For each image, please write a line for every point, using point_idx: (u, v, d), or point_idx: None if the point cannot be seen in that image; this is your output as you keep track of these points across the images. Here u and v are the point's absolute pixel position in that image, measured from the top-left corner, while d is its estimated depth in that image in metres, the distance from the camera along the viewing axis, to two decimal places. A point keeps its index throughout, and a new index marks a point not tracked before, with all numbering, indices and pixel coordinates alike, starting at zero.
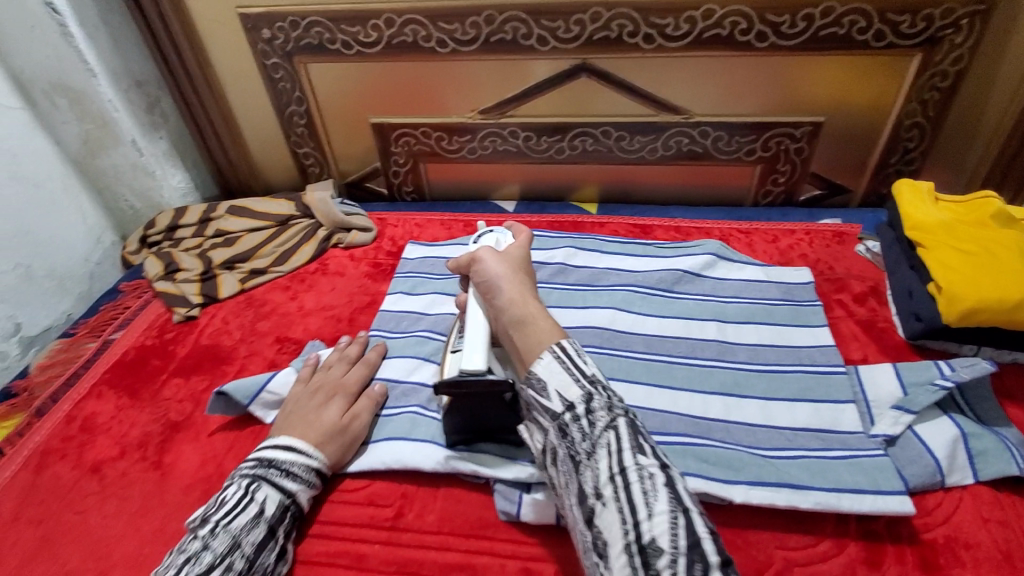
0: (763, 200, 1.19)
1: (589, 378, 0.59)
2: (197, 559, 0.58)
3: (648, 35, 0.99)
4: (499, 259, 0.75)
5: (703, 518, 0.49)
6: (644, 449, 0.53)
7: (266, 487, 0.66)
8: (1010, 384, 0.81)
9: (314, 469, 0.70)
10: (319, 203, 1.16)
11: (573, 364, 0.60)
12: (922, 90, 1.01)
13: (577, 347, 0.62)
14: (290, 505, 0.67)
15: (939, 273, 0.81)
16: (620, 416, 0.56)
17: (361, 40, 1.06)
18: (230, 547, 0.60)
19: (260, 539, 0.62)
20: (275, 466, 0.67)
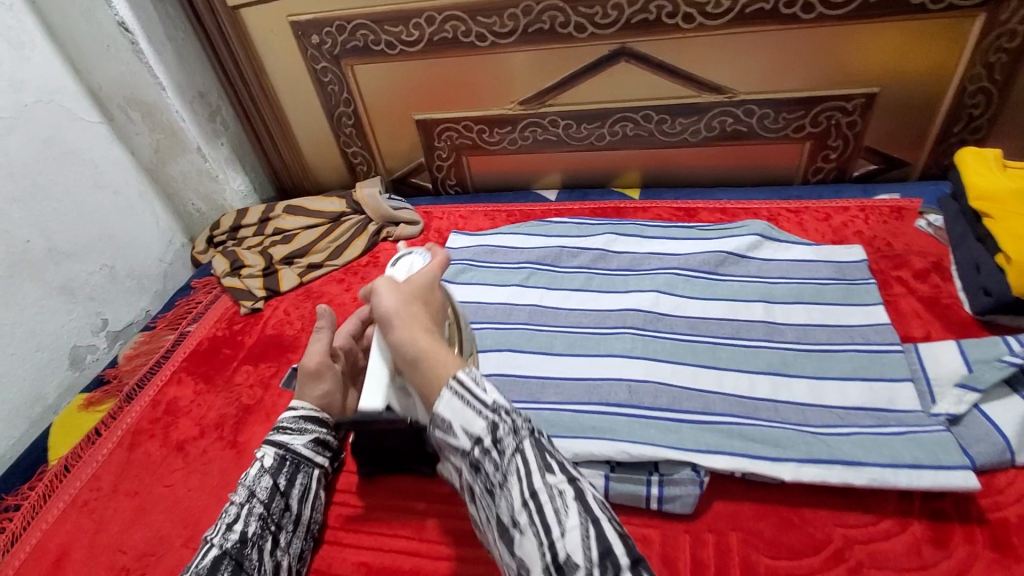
0: (813, 177, 1.15)
1: (492, 408, 0.50)
2: (224, 513, 0.65)
3: (688, 14, 0.98)
4: (395, 279, 0.63)
5: (609, 512, 0.49)
6: (552, 466, 0.50)
7: (265, 444, 0.71)
8: None
9: (302, 418, 0.74)
10: (368, 199, 1.21)
11: (471, 394, 0.51)
12: (988, 52, 0.95)
13: (476, 375, 0.52)
14: (291, 453, 0.71)
15: (1012, 242, 0.75)
16: (527, 437, 0.51)
17: (403, 39, 1.10)
18: (248, 496, 0.66)
19: (270, 485, 0.68)
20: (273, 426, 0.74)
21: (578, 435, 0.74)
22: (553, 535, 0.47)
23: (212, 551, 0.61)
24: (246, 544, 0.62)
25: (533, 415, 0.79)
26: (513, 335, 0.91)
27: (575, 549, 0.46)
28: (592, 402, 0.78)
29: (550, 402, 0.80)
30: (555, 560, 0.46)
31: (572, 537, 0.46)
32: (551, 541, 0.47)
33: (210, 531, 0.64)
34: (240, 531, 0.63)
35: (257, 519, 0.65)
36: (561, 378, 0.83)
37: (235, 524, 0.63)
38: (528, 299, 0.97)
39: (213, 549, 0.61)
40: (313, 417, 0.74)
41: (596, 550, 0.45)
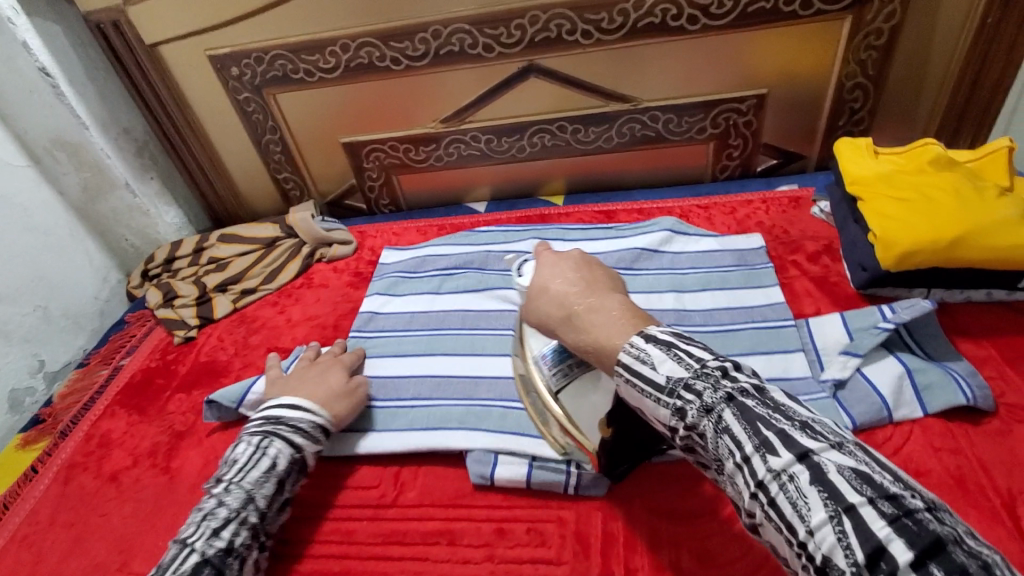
0: (721, 174, 1.23)
1: (668, 391, 0.49)
2: (212, 514, 0.65)
3: (586, 30, 1.05)
4: (542, 268, 0.68)
5: (875, 491, 0.39)
6: (771, 444, 0.43)
7: (278, 443, 0.72)
8: (963, 321, 0.83)
9: (320, 426, 0.76)
10: (301, 222, 1.23)
11: (640, 378, 0.51)
12: (858, 50, 1.04)
13: (635, 353, 0.52)
14: (300, 458, 0.73)
15: (881, 219, 0.82)
16: (724, 412, 0.46)
17: (321, 66, 1.14)
18: (244, 501, 0.67)
19: (271, 491, 0.69)
20: (283, 424, 0.74)
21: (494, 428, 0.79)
22: (800, 533, 0.40)
23: (194, 557, 0.61)
24: (231, 553, 0.64)
25: (463, 412, 0.82)
26: (444, 341, 0.95)
27: (832, 550, 0.38)
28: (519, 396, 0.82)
29: (482, 398, 0.84)
30: (812, 557, 0.40)
31: (823, 532, 0.39)
32: (801, 540, 0.40)
33: (194, 531, 0.64)
34: (228, 540, 0.64)
35: (246, 529, 0.66)
36: (485, 376, 0.87)
37: (226, 530, 0.64)
38: (460, 305, 1.02)
39: (196, 554, 0.61)
40: (325, 428, 0.77)
41: (860, 550, 0.37)
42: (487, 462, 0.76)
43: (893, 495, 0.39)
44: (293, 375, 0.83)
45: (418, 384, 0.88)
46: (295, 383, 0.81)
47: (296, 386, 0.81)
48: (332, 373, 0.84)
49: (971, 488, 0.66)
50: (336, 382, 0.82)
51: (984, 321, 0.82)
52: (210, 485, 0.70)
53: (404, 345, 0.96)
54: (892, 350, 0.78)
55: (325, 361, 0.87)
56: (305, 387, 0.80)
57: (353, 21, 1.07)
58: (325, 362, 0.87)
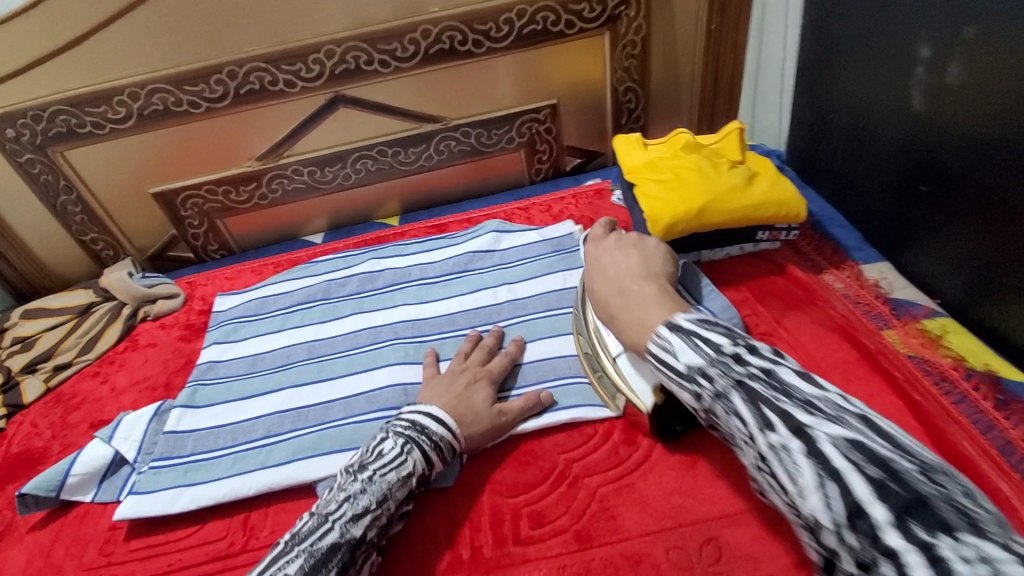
0: (537, 178, 1.36)
1: (685, 375, 0.56)
2: (355, 499, 0.66)
3: (382, 60, 1.11)
4: (598, 260, 0.78)
5: (865, 457, 0.43)
6: (770, 420, 0.48)
7: (415, 454, 0.71)
8: (726, 273, 1.01)
9: (453, 447, 0.74)
10: (117, 284, 1.14)
11: (665, 362, 0.58)
12: (621, 60, 1.22)
13: (660, 344, 0.59)
14: (428, 475, 0.73)
15: (648, 202, 0.97)
16: (733, 390, 0.52)
17: (111, 118, 1.09)
18: (381, 499, 0.67)
19: (403, 497, 0.69)
20: (426, 434, 0.73)
21: (350, 446, 0.82)
22: (794, 494, 0.46)
23: (332, 534, 0.62)
24: (360, 545, 0.64)
25: (316, 437, 0.84)
26: (290, 374, 0.95)
27: (819, 511, 0.44)
28: (370, 410, 0.87)
29: (336, 419, 0.87)
30: (805, 518, 0.46)
31: (813, 498, 0.44)
32: (795, 501, 0.46)
33: (335, 509, 0.65)
34: (362, 530, 0.64)
35: (374, 526, 0.66)
36: (335, 399, 0.90)
37: (362, 520, 0.65)
38: (306, 337, 1.02)
39: (335, 534, 0.62)
40: (450, 449, 0.74)
41: (844, 511, 0.43)
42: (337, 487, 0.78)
43: (884, 461, 0.42)
44: (441, 378, 0.81)
45: (267, 422, 0.88)
46: (435, 390, 0.79)
47: (438, 392, 0.79)
48: (475, 386, 0.81)
49: None
50: (482, 404, 0.78)
51: (741, 270, 1.00)
52: (352, 468, 0.70)
53: (250, 385, 0.95)
54: None
55: (473, 370, 0.83)
56: (449, 397, 0.78)
57: (140, 68, 1.05)
58: (475, 371, 0.83)
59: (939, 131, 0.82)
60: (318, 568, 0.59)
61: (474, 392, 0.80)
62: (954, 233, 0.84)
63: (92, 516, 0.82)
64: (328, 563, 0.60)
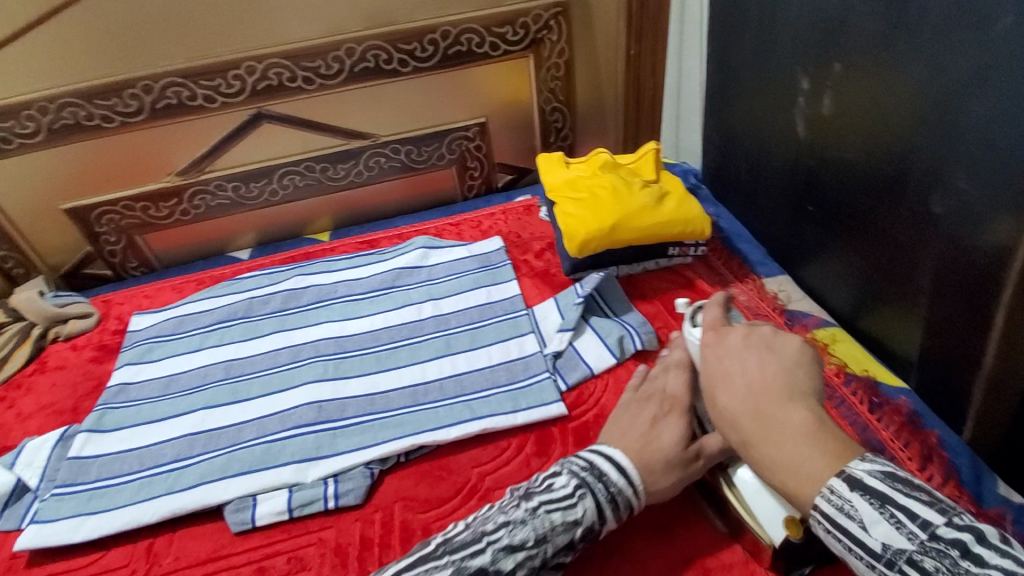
0: (470, 194, 1.38)
1: (886, 559, 0.47)
2: (512, 526, 0.62)
3: (306, 77, 1.11)
4: (724, 356, 0.64)
5: None
6: None
7: (582, 498, 0.65)
8: (641, 287, 1.05)
9: (629, 505, 0.67)
10: (26, 303, 1.09)
11: (844, 532, 0.49)
12: (546, 81, 1.26)
13: (835, 508, 0.50)
14: (595, 529, 0.66)
15: (565, 219, 1.01)
16: None
17: (16, 132, 1.04)
18: (539, 537, 0.62)
19: (564, 544, 0.63)
20: (603, 480, 0.67)
21: (263, 466, 0.81)
22: None
23: (483, 556, 0.60)
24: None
25: (225, 459, 0.83)
26: (204, 395, 0.93)
27: None
28: (281, 430, 0.86)
29: (248, 440, 0.85)
30: None
31: None
32: None
33: (495, 531, 0.62)
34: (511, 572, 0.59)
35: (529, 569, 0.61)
36: (249, 420, 0.88)
37: (516, 554, 0.60)
38: (224, 356, 1.01)
39: (484, 556, 0.59)
40: (626, 502, 0.67)
41: None
42: (246, 508, 0.77)
43: None
44: (625, 411, 0.76)
45: (176, 445, 0.86)
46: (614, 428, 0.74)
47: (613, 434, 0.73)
48: (658, 421, 0.73)
49: None
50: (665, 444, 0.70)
51: (655, 284, 1.05)
52: (519, 496, 0.67)
53: (162, 407, 0.92)
54: (589, 319, 0.98)
55: (658, 398, 0.76)
56: (632, 437, 0.71)
57: (47, 82, 1.02)
58: (660, 398, 0.76)
59: (821, 156, 0.89)
60: None
61: (659, 428, 0.72)
62: (841, 249, 0.91)
63: None
64: None
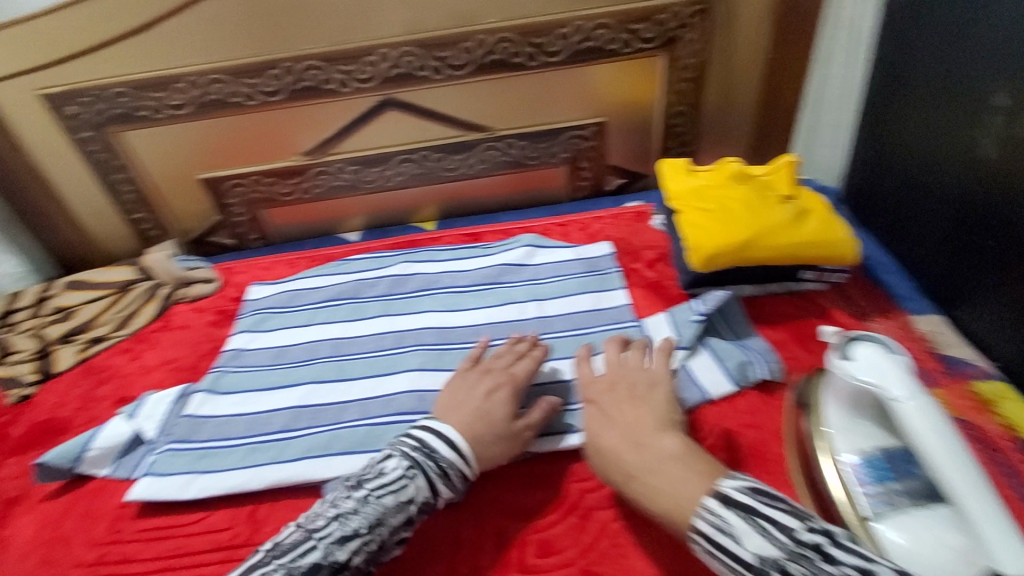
0: (578, 195, 1.34)
1: (752, 569, 0.52)
2: (348, 517, 0.63)
3: (435, 66, 1.12)
4: None
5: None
6: None
7: (402, 480, 0.66)
8: (765, 310, 0.96)
9: (468, 474, 0.71)
10: (158, 264, 1.20)
11: (721, 551, 0.55)
12: (675, 83, 1.19)
13: (716, 520, 0.56)
14: (435, 502, 0.68)
15: (690, 229, 0.94)
16: None
17: (170, 104, 1.12)
18: (372, 523, 0.63)
19: (400, 523, 0.65)
20: (432, 458, 0.69)
21: (362, 449, 0.81)
22: None
23: (313, 554, 0.60)
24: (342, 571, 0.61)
25: (327, 437, 0.84)
26: (311, 370, 0.96)
27: None
28: (383, 414, 0.86)
29: (349, 420, 0.86)
30: None
31: None
32: None
33: (323, 526, 0.63)
34: (347, 556, 0.61)
35: (364, 552, 0.62)
36: (352, 400, 0.89)
37: (349, 544, 0.62)
38: (331, 333, 1.03)
39: (317, 554, 0.60)
40: (435, 482, 0.68)
41: None
42: None
43: None
44: None
45: (284, 416, 0.88)
46: None
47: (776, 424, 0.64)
48: None
49: (767, 460, 0.77)
50: None
51: (782, 309, 0.96)
52: (353, 484, 0.67)
53: (272, 376, 0.95)
54: (707, 340, 0.90)
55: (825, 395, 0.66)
56: None
57: (201, 58, 1.08)
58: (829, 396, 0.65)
59: (1008, 184, 0.77)
60: None
61: None
62: (1018, 293, 0.79)
63: (107, 491, 0.83)
64: None
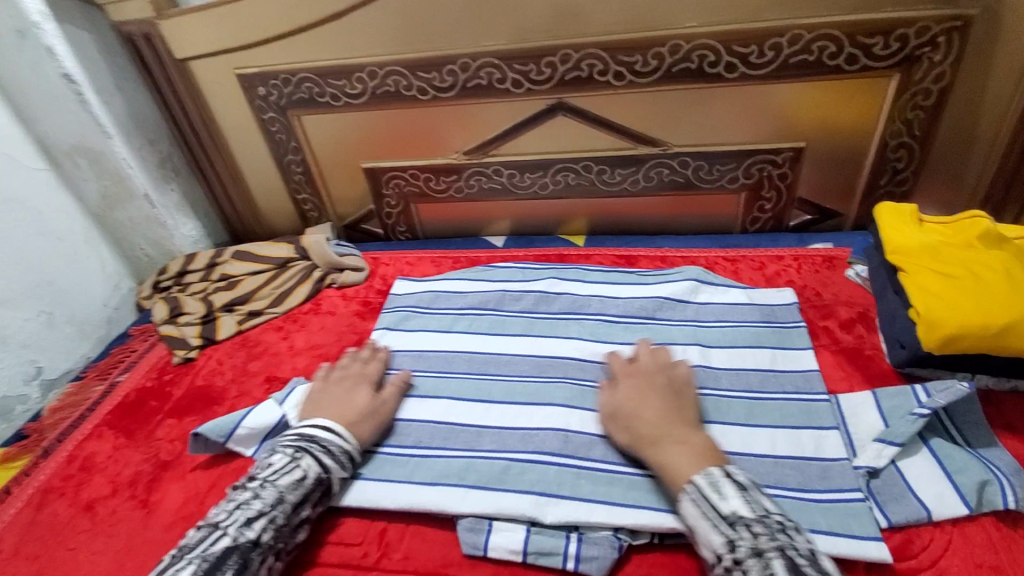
0: (751, 226, 1.18)
1: (727, 522, 0.57)
2: (245, 505, 0.67)
3: (618, 72, 1.02)
4: None
5: None
6: None
7: (308, 459, 0.72)
8: (1011, 414, 0.75)
9: (348, 452, 0.76)
10: (315, 244, 1.22)
11: (705, 502, 0.60)
12: (903, 110, 0.99)
13: (710, 481, 0.61)
14: (325, 481, 0.73)
15: (922, 297, 0.76)
16: (774, 558, 0.53)
17: (347, 92, 1.13)
18: (276, 500, 0.67)
19: (297, 501, 0.69)
20: (316, 442, 0.75)
21: (499, 488, 0.74)
22: None
23: (225, 540, 0.63)
24: (255, 547, 0.64)
25: (463, 464, 0.78)
26: (450, 383, 0.91)
27: None
28: (524, 451, 0.78)
29: (487, 450, 0.80)
30: None
31: None
32: None
33: (225, 517, 0.66)
34: (257, 533, 0.65)
35: (273, 529, 0.66)
36: (491, 427, 0.83)
37: (257, 523, 0.65)
38: (472, 346, 0.97)
39: (227, 540, 0.63)
40: (331, 453, 0.74)
41: None
42: (481, 531, 0.71)
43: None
44: None
45: (420, 429, 0.84)
46: None
47: None
48: None
49: None
50: None
51: None
52: (243, 481, 0.71)
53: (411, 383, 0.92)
54: (927, 438, 0.73)
55: None
56: None
57: (382, 49, 1.07)
58: None
59: None
60: (212, 569, 0.60)
61: None
62: None
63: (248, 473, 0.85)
64: (221, 566, 0.61)
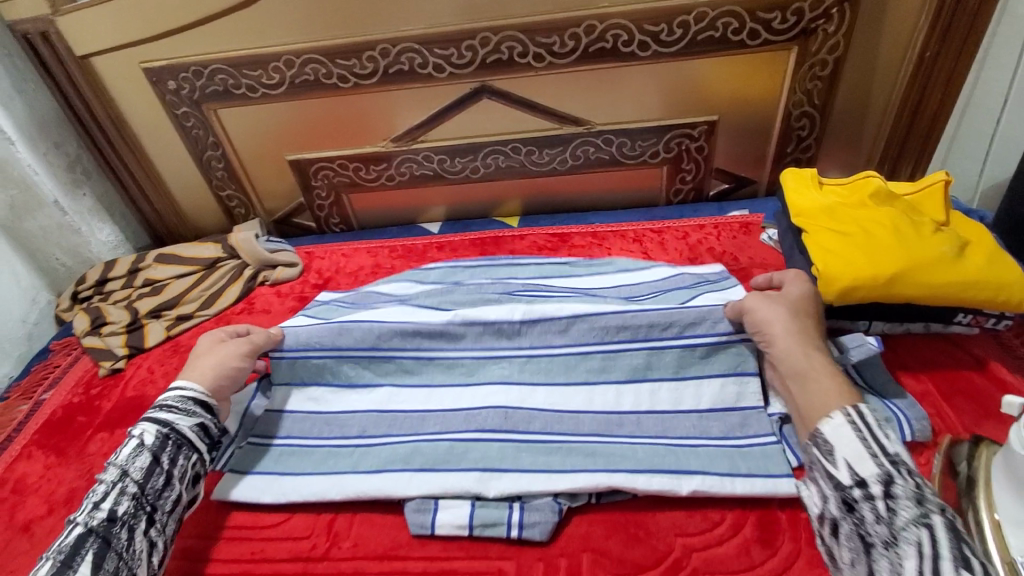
0: (675, 198, 1.23)
1: (889, 459, 0.59)
2: (96, 491, 0.68)
3: (538, 53, 1.03)
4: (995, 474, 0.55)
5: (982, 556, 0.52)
6: (967, 559, 0.51)
7: (147, 424, 0.73)
8: (902, 355, 0.84)
9: (191, 398, 0.76)
10: (244, 243, 1.18)
11: (870, 436, 0.60)
12: (804, 80, 1.05)
13: (878, 420, 0.61)
14: (172, 434, 0.73)
15: (822, 254, 0.83)
16: (931, 512, 0.54)
17: (264, 82, 1.10)
18: (120, 475, 0.68)
19: (146, 465, 0.70)
20: (156, 406, 0.76)
21: (444, 468, 0.76)
22: None
23: (77, 530, 0.64)
24: (114, 523, 0.65)
25: (409, 449, 0.79)
26: None
27: None
28: (466, 430, 0.81)
29: (430, 432, 0.82)
30: None
31: None
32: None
33: (84, 509, 0.67)
34: (108, 511, 0.65)
35: (128, 498, 0.67)
36: (433, 410, 0.85)
37: (106, 501, 0.66)
38: None
39: (80, 527, 0.65)
40: (173, 406, 0.74)
41: None
42: (428, 509, 0.74)
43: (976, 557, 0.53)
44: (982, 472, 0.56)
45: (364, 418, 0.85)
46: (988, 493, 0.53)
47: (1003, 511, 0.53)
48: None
49: None
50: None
51: (924, 354, 0.83)
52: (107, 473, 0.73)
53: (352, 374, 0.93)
54: None
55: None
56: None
57: (297, 36, 1.04)
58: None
59: None
60: (72, 554, 0.62)
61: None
62: None
63: None
64: (78, 551, 0.62)
